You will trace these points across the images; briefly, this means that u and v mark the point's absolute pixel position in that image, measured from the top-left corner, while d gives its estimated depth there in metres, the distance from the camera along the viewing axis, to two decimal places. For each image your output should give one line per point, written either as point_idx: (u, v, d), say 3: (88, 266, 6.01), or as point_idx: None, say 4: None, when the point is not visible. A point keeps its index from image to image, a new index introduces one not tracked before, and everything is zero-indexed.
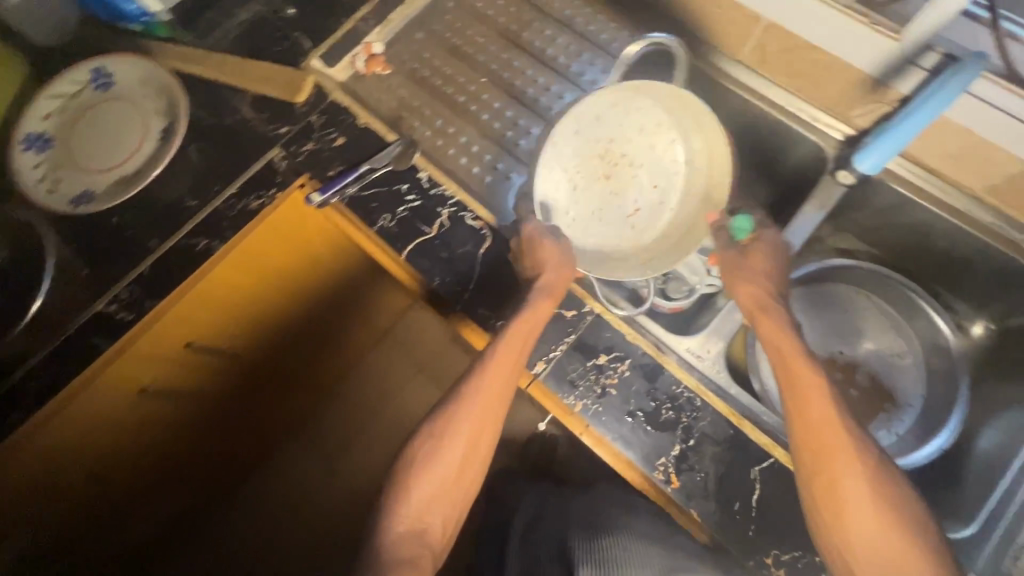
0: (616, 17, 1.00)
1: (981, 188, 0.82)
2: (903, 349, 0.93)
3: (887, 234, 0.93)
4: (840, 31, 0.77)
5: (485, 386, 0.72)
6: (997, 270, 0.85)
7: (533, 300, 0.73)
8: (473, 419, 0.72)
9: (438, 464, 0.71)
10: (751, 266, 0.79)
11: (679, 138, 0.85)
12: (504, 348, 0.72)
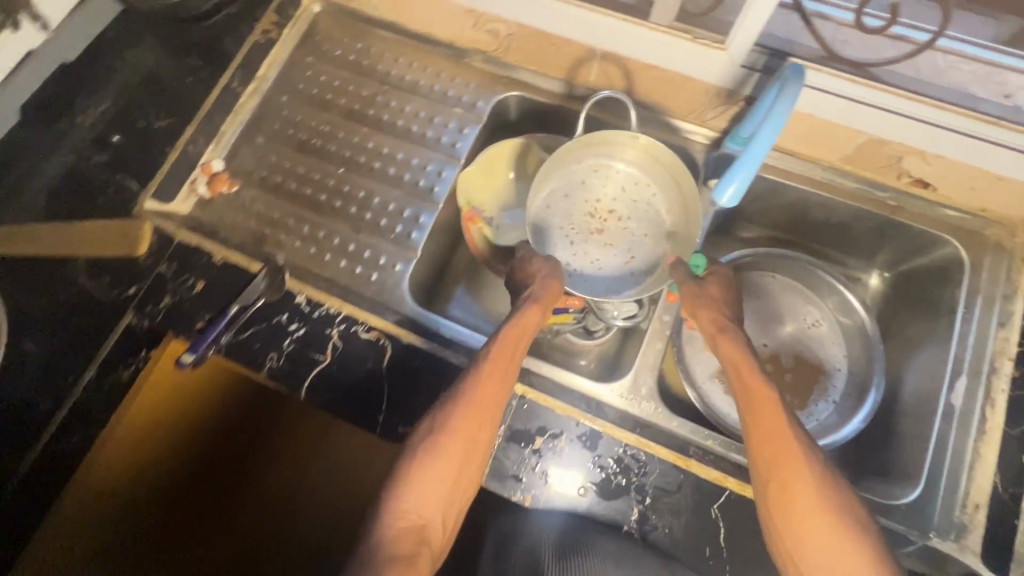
0: (458, 71, 0.97)
1: (838, 159, 0.85)
2: (818, 318, 0.95)
3: (772, 214, 0.95)
4: (670, 49, 0.78)
5: (490, 363, 0.69)
6: (875, 228, 0.89)
7: (522, 313, 0.74)
8: (472, 408, 0.65)
9: (438, 448, 0.63)
10: (708, 291, 0.78)
11: (653, 184, 0.89)
12: (513, 329, 0.72)
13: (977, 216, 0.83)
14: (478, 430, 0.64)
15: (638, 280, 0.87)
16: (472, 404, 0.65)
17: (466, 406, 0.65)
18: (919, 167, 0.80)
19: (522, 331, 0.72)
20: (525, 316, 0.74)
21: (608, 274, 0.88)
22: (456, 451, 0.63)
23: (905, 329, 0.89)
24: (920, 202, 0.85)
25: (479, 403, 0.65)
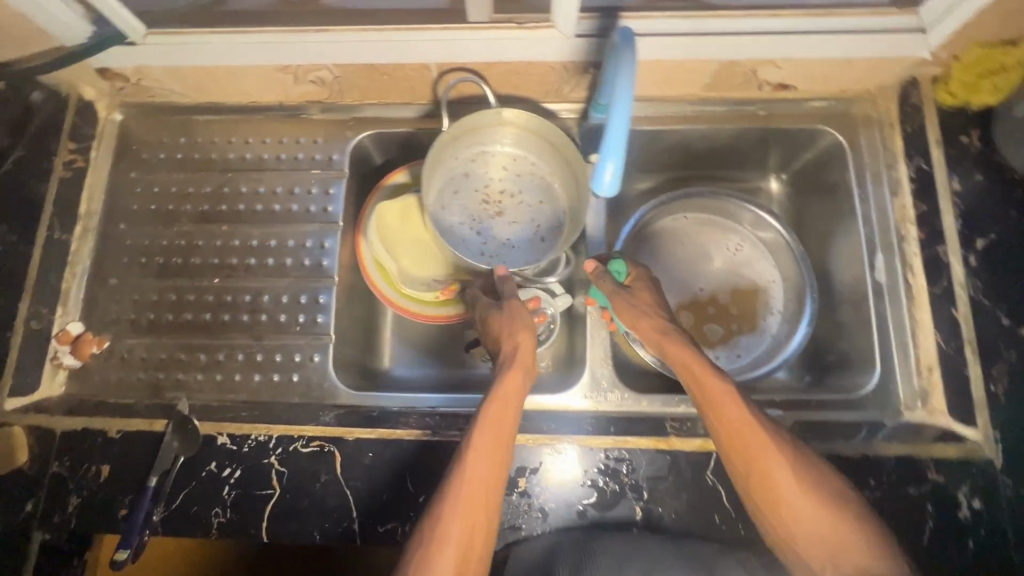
0: (300, 130, 0.89)
1: (700, 90, 0.84)
2: (738, 240, 0.96)
3: (661, 160, 0.94)
4: (500, 42, 0.74)
5: (501, 398, 0.62)
6: (756, 141, 0.89)
7: (515, 354, 0.66)
8: (470, 476, 0.56)
9: (462, 506, 0.54)
10: (638, 300, 0.73)
11: (529, 150, 0.86)
12: (518, 359, 0.65)
13: (841, 98, 0.84)
14: (500, 476, 0.57)
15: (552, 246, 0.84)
16: (492, 449, 0.58)
17: (484, 452, 0.57)
18: (774, 73, 0.80)
19: (527, 357, 0.66)
20: (521, 342, 0.68)
21: (521, 251, 0.85)
22: (481, 508, 0.55)
23: (816, 224, 0.91)
24: (787, 103, 0.86)
25: (498, 446, 0.58)
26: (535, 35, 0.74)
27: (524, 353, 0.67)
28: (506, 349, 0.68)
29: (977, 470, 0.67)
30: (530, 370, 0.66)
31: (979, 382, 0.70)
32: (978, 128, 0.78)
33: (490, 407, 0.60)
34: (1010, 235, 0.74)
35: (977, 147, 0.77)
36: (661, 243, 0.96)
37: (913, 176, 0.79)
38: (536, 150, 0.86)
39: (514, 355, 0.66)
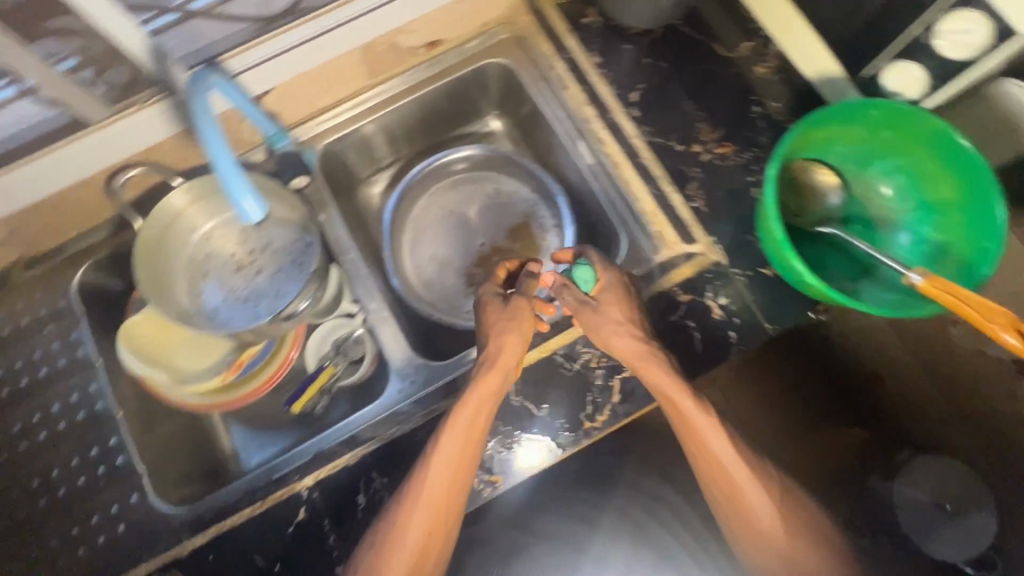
0: (11, 295, 0.83)
1: (367, 79, 0.89)
2: (491, 184, 1.03)
3: (383, 151, 0.98)
4: (133, 130, 0.74)
5: (472, 409, 0.69)
6: (447, 97, 0.95)
7: (499, 356, 0.71)
8: (439, 480, 0.67)
9: (418, 509, 0.66)
10: (611, 311, 0.72)
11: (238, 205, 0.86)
12: (498, 359, 0.71)
13: (488, 30, 0.91)
14: (458, 481, 0.67)
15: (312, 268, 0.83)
16: (456, 460, 0.67)
17: (445, 459, 0.67)
18: (414, 38, 0.86)
19: (507, 355, 0.72)
20: (505, 344, 0.72)
21: (283, 291, 0.84)
22: (439, 509, 0.66)
23: (536, 140, 0.99)
24: (448, 55, 0.92)
25: (463, 454, 0.68)
26: (166, 105, 0.74)
27: (506, 354, 0.72)
28: (501, 325, 0.75)
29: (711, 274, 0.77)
30: (513, 360, 0.72)
31: (684, 205, 0.80)
32: (595, 6, 0.88)
33: (464, 425, 0.68)
34: (654, 78, 0.84)
35: (601, 21, 0.87)
36: (428, 226, 1.03)
37: (569, 67, 0.88)
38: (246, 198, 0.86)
39: (495, 352, 0.72)
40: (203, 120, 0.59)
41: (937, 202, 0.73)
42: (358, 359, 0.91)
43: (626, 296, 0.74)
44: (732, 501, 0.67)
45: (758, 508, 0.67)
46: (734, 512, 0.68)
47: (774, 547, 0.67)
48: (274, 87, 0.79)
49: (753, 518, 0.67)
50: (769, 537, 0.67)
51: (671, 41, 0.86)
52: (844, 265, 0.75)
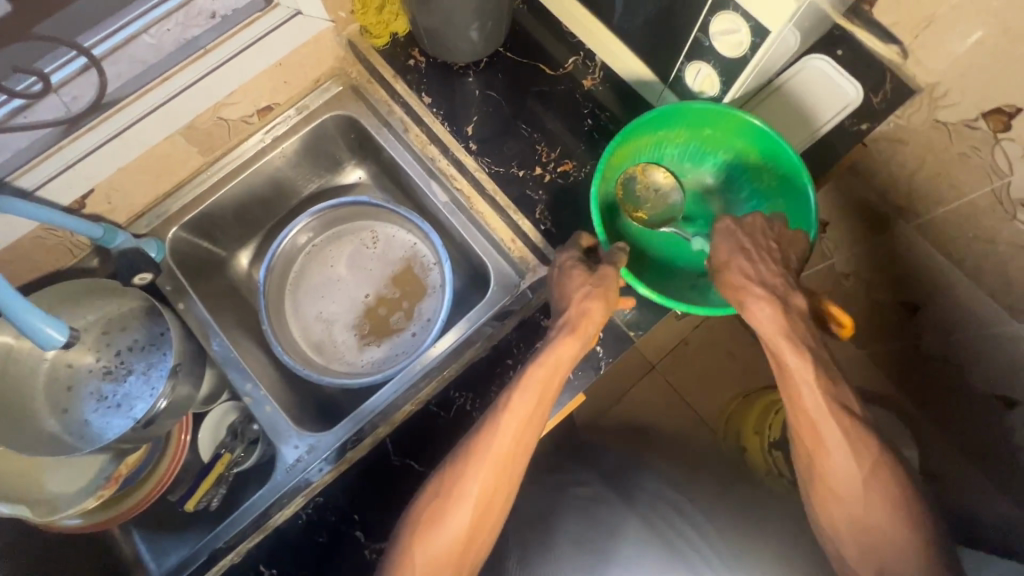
0: None
1: (200, 156, 0.86)
2: (364, 234, 1.01)
3: (242, 223, 0.96)
4: None
5: (549, 371, 0.66)
6: (296, 156, 0.94)
7: (590, 309, 0.68)
8: (494, 459, 0.64)
9: (485, 466, 0.64)
10: (725, 249, 0.71)
11: (80, 318, 0.82)
12: (580, 325, 0.68)
13: (320, 86, 0.90)
14: (525, 442, 0.66)
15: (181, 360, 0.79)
16: (528, 428, 0.66)
17: (517, 426, 0.65)
18: (239, 109, 0.84)
19: (588, 325, 0.68)
20: (589, 308, 0.68)
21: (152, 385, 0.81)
22: (501, 471, 0.65)
23: (397, 183, 0.98)
24: (284, 117, 0.90)
25: (532, 422, 0.66)
26: None
27: (587, 324, 0.68)
28: (573, 292, 0.70)
29: None
30: (594, 327, 0.69)
31: (535, 230, 0.80)
32: (417, 47, 0.88)
33: (530, 394, 0.66)
34: (485, 110, 0.85)
35: (426, 61, 0.87)
36: (307, 291, 1.00)
37: (404, 111, 0.88)
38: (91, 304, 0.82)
39: (578, 318, 0.68)
40: None
41: (763, 189, 0.79)
42: (254, 441, 0.87)
43: (740, 237, 0.71)
44: (812, 435, 0.65)
45: (828, 442, 0.64)
46: (809, 445, 0.66)
47: (840, 476, 0.64)
48: (93, 186, 0.76)
49: (831, 453, 0.64)
50: (839, 474, 0.64)
51: (496, 69, 0.86)
52: (690, 260, 0.81)
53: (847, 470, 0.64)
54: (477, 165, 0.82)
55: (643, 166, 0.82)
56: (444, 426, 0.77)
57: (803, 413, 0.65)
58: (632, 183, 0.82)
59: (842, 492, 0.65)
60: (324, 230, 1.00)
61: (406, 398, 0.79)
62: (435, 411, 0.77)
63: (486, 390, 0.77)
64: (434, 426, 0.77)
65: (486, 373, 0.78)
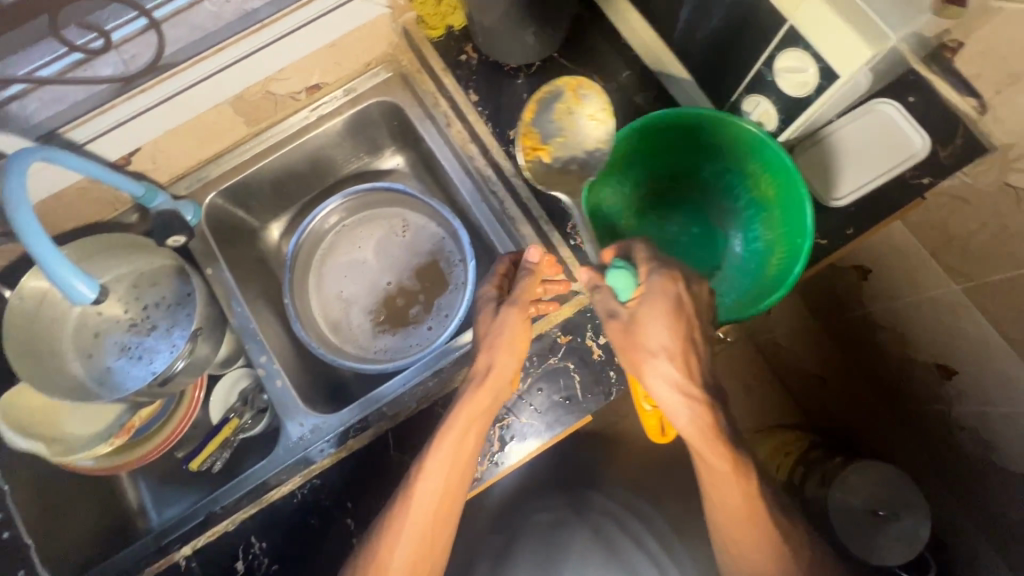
0: None
1: (245, 126, 0.87)
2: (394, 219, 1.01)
3: (276, 195, 0.97)
4: None
5: (465, 428, 0.69)
6: (338, 137, 0.94)
7: (514, 333, 0.70)
8: (438, 481, 0.68)
9: (406, 536, 0.67)
10: (657, 331, 0.65)
11: (112, 269, 0.83)
12: (490, 377, 0.70)
13: (370, 70, 0.90)
14: (452, 494, 0.69)
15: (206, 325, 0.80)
16: (447, 479, 0.68)
17: (435, 483, 0.68)
18: (288, 85, 0.84)
19: (500, 372, 0.70)
20: (502, 354, 0.70)
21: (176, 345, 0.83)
22: (425, 537, 0.67)
23: (434, 175, 0.98)
24: (330, 98, 0.90)
25: (451, 475, 0.68)
26: None
27: (497, 374, 0.70)
28: (484, 343, 0.71)
29: (590, 314, 0.77)
30: (507, 379, 0.71)
31: (564, 245, 0.78)
32: (471, 41, 0.86)
33: (463, 418, 0.69)
34: None
35: (478, 58, 0.85)
36: (332, 269, 1.01)
37: (451, 105, 0.87)
38: (122, 259, 0.84)
39: (487, 371, 0.70)
40: (20, 208, 0.57)
41: (760, 198, 0.72)
42: (262, 409, 0.90)
43: (677, 313, 0.65)
44: (705, 470, 0.66)
45: (716, 469, 0.65)
46: (703, 474, 0.67)
47: (721, 496, 0.66)
48: (139, 146, 0.78)
49: (730, 479, 0.65)
50: (723, 497, 0.66)
51: (547, 74, 0.85)
52: (678, 270, 0.76)
53: (740, 488, 0.65)
54: (513, 171, 0.81)
55: (638, 175, 0.79)
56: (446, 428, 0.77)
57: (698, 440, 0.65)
58: (550, 112, 0.74)
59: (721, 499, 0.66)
60: (354, 214, 1.01)
61: (411, 396, 0.79)
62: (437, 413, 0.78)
63: None
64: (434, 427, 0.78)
65: None
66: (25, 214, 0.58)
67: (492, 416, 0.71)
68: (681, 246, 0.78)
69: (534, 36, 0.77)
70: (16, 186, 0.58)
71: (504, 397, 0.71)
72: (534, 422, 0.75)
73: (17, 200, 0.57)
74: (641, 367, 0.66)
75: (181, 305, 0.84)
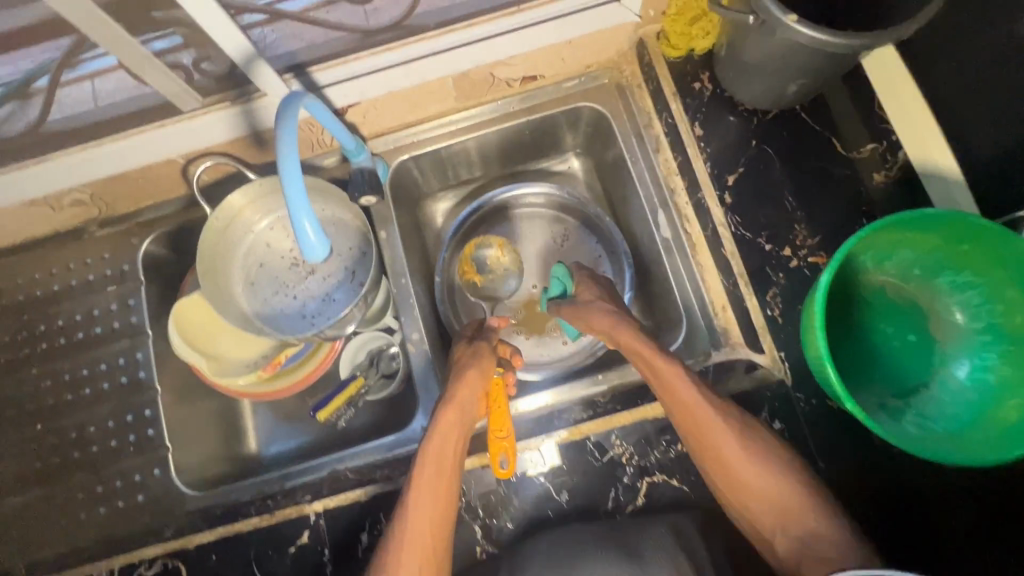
0: (82, 252, 0.87)
1: (454, 103, 0.86)
2: (560, 222, 0.98)
3: (454, 172, 0.96)
4: (212, 125, 0.74)
5: (440, 440, 0.66)
6: (534, 129, 0.91)
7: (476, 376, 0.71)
8: (426, 488, 0.63)
9: (411, 545, 0.59)
10: (588, 287, 0.82)
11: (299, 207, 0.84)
12: (456, 394, 0.70)
13: (589, 73, 0.86)
14: (441, 505, 0.63)
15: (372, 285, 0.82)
16: (429, 485, 0.63)
17: (425, 491, 0.63)
18: (511, 71, 0.82)
19: (466, 393, 0.70)
20: (466, 377, 0.71)
21: (335, 300, 0.83)
22: (425, 547, 0.60)
23: (616, 193, 0.94)
24: (541, 91, 0.87)
25: (433, 482, 0.64)
26: (241, 109, 0.73)
27: (465, 391, 0.70)
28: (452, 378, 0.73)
29: (772, 393, 0.71)
30: (474, 400, 0.70)
31: (757, 312, 0.73)
32: (708, 71, 0.81)
33: (437, 430, 0.67)
34: (755, 164, 0.77)
35: (711, 90, 0.80)
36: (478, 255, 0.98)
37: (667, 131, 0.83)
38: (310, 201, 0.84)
39: (453, 390, 0.70)
40: (285, 141, 0.58)
41: (1010, 330, 0.63)
42: (389, 376, 0.91)
43: (604, 286, 0.83)
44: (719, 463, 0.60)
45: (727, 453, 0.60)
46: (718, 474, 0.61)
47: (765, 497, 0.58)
48: (361, 101, 0.78)
49: (759, 476, 0.59)
50: (759, 493, 0.58)
51: (784, 125, 0.78)
52: (889, 378, 0.69)
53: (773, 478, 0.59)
54: (722, 220, 0.76)
55: (864, 259, 0.69)
56: (597, 467, 0.70)
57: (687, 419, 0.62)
58: (483, 254, 0.96)
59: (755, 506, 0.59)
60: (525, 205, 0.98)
61: (563, 419, 0.74)
62: (590, 448, 0.71)
63: (649, 451, 0.70)
64: (585, 461, 0.71)
65: (656, 433, 0.70)
66: (290, 158, 0.58)
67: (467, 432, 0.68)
68: (895, 357, 0.70)
69: (795, 89, 0.72)
70: (289, 128, 0.58)
71: (473, 416, 0.70)
72: (684, 488, 0.69)
73: (288, 142, 0.58)
74: (592, 320, 0.74)
75: (350, 265, 0.84)
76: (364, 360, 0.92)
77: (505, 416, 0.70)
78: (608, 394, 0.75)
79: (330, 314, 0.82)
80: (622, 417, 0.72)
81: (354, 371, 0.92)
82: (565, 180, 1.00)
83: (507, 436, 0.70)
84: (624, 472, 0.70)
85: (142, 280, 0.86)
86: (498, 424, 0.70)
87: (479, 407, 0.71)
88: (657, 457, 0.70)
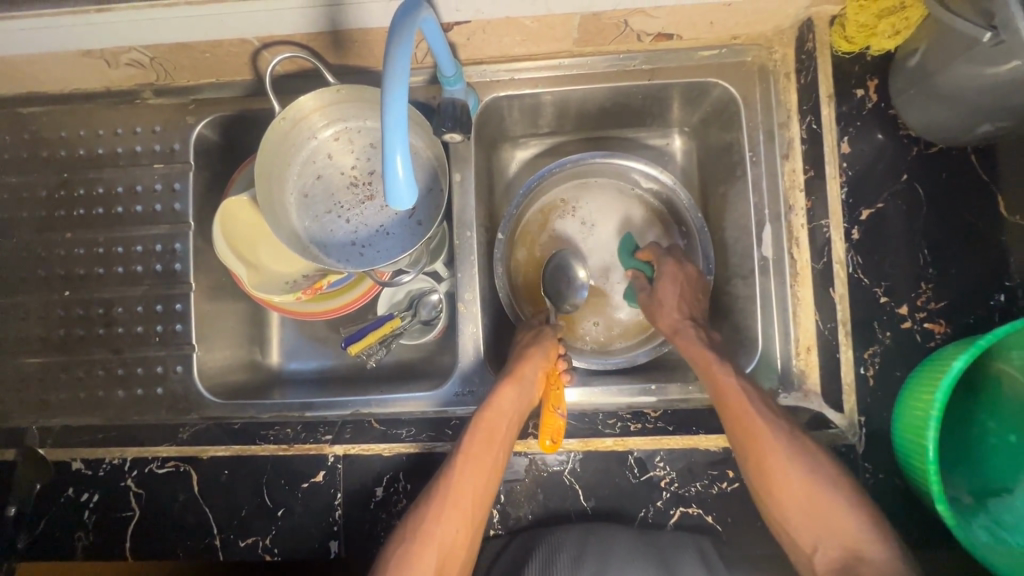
0: (134, 119, 0.79)
1: (571, 46, 0.74)
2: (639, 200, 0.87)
3: (544, 122, 0.86)
4: (294, 11, 0.62)
5: (495, 412, 0.64)
6: (647, 96, 0.80)
7: (543, 349, 0.71)
8: (480, 458, 0.62)
9: (454, 506, 0.59)
10: (666, 290, 0.77)
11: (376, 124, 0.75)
12: (519, 370, 0.68)
13: (732, 46, 0.74)
14: (489, 476, 0.62)
15: (429, 225, 0.74)
16: (479, 455, 0.62)
17: (473, 459, 0.62)
18: (649, 24, 0.69)
19: (529, 369, 0.68)
20: (532, 354, 0.70)
21: (391, 235, 0.75)
22: (466, 511, 0.60)
23: (716, 187, 0.83)
24: (672, 54, 0.75)
25: (482, 452, 0.62)
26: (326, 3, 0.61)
27: (528, 367, 0.68)
28: (515, 353, 0.71)
29: (838, 456, 0.65)
30: (536, 380, 0.68)
31: (849, 368, 0.66)
32: (878, 76, 0.68)
33: (501, 402, 0.65)
34: (898, 203, 0.67)
35: (874, 101, 0.68)
36: (543, 215, 0.88)
37: (804, 137, 0.71)
38: None
39: (516, 366, 0.68)
40: (398, 46, 0.48)
41: None
42: (428, 322, 0.85)
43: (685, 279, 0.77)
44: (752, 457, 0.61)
45: (789, 482, 0.59)
46: (771, 499, 0.60)
47: (822, 519, 0.58)
48: (472, 20, 0.67)
49: (767, 452, 0.60)
50: (825, 526, 0.57)
51: (946, 166, 0.66)
52: (975, 477, 0.62)
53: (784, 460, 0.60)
54: (841, 256, 0.67)
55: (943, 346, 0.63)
56: (634, 484, 0.66)
57: (755, 437, 0.61)
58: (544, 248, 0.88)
59: (811, 535, 0.58)
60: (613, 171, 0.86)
61: (607, 425, 0.69)
62: (630, 463, 0.67)
63: (691, 482, 0.66)
64: (621, 475, 0.67)
65: (702, 465, 0.66)
66: (398, 92, 0.48)
67: (521, 415, 0.67)
68: (985, 453, 0.62)
69: (986, 129, 0.60)
70: (402, 51, 0.48)
71: (531, 398, 0.68)
72: (717, 527, 0.65)
73: (400, 67, 0.48)
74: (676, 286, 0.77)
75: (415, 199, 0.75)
76: (404, 299, 0.86)
77: (563, 398, 0.68)
78: (658, 410, 0.69)
79: (386, 252, 0.74)
80: (671, 439, 0.67)
81: (393, 310, 0.86)
82: (660, 158, 0.89)
83: (562, 415, 0.66)
84: (660, 496, 0.66)
85: (191, 164, 0.79)
86: (556, 401, 0.67)
87: (539, 388, 0.69)
88: (697, 489, 0.66)
